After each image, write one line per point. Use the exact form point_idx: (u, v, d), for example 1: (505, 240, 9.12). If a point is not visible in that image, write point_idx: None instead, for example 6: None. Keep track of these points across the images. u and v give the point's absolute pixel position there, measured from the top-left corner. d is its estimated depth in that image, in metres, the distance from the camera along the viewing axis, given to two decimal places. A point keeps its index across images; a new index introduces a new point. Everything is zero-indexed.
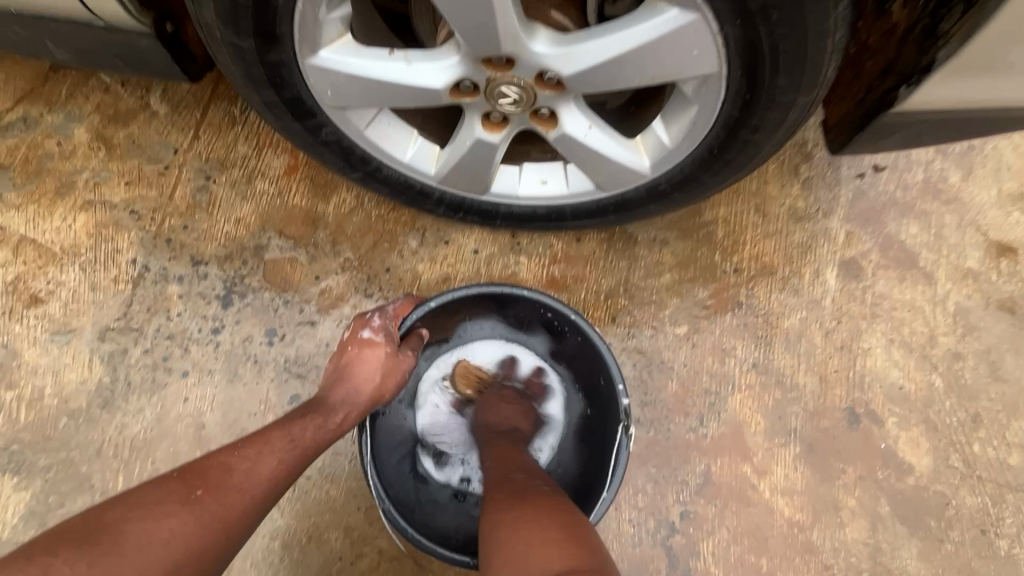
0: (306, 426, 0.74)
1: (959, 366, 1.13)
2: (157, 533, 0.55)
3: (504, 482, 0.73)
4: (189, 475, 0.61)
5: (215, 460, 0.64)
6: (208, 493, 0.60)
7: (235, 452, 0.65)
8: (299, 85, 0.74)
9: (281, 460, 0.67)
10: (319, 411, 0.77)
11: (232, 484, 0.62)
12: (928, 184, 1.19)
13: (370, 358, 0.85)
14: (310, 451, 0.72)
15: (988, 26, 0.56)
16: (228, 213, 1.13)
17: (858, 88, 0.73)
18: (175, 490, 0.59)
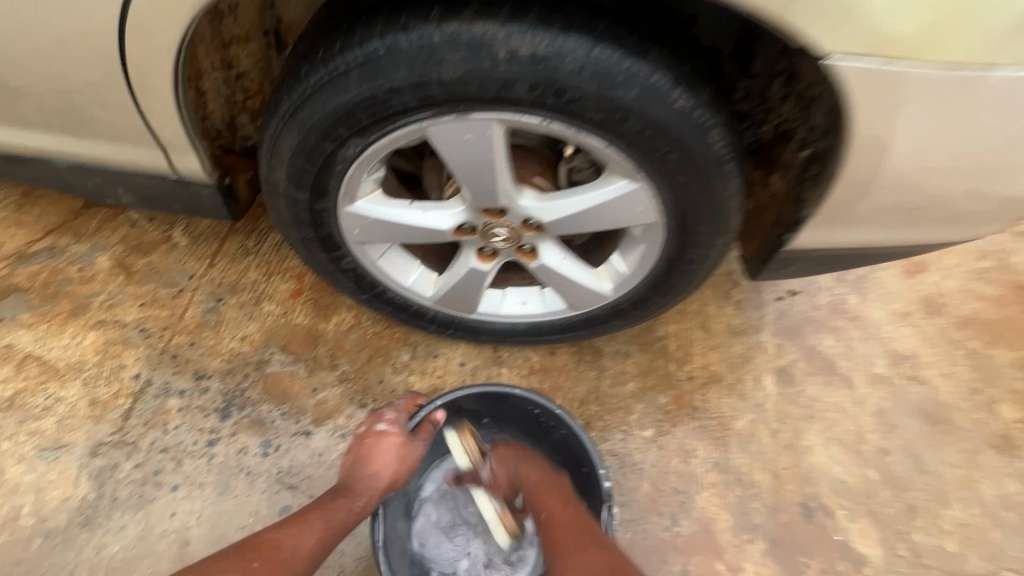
0: (341, 510, 0.89)
1: (888, 460, 1.29)
2: None
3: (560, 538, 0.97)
4: (246, 551, 0.77)
5: (266, 538, 0.80)
6: (261, 564, 0.75)
7: (279, 535, 0.80)
8: (333, 225, 0.93)
9: (319, 538, 0.83)
10: (345, 499, 0.91)
11: (279, 556, 0.77)
12: (834, 305, 1.45)
13: (386, 450, 0.97)
14: (340, 529, 0.87)
15: (828, 201, 0.79)
16: (235, 331, 1.23)
17: (761, 231, 0.97)
18: (235, 564, 0.74)
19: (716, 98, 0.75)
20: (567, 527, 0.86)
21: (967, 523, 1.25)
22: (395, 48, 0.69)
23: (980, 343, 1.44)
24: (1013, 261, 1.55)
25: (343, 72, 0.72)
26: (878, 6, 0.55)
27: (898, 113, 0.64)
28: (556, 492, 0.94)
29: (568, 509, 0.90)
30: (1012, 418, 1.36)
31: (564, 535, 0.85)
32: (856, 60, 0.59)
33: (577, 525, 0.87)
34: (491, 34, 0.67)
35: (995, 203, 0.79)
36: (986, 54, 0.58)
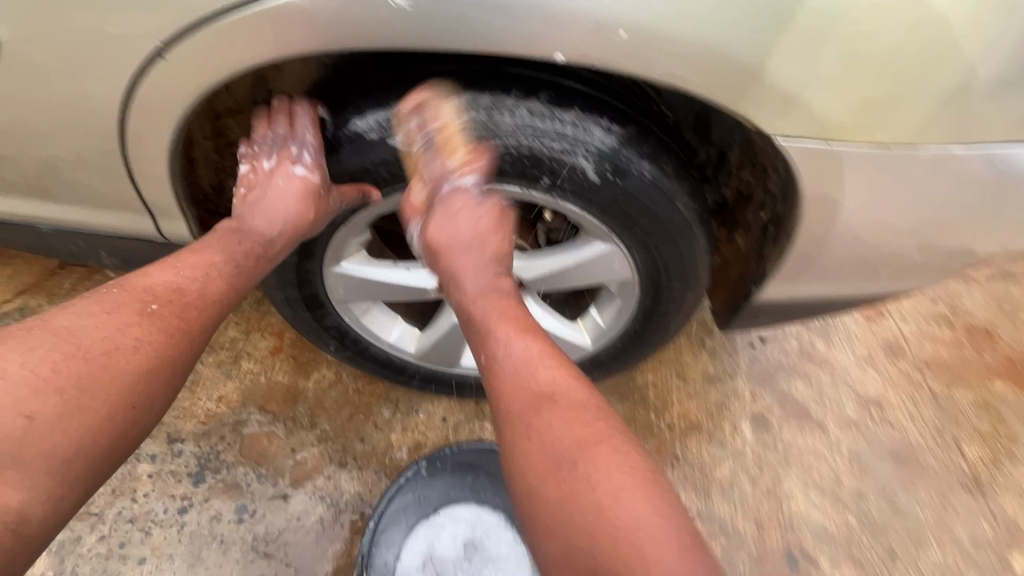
0: (218, 249, 0.80)
1: (865, 503, 1.32)
2: (117, 337, 0.66)
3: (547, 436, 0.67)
4: (137, 294, 0.70)
5: (160, 280, 0.73)
6: (160, 306, 0.70)
7: (177, 267, 0.75)
8: (318, 285, 0.96)
9: (225, 273, 0.78)
10: (237, 238, 0.82)
11: (183, 298, 0.72)
12: (803, 350, 1.51)
13: (288, 182, 0.86)
14: (247, 254, 0.81)
15: (788, 258, 0.85)
16: (212, 391, 1.21)
17: (729, 284, 1.02)
18: (127, 296, 0.70)
19: (682, 168, 0.81)
20: (554, 428, 0.66)
21: (945, 565, 1.27)
22: (385, 127, 0.76)
23: (940, 385, 1.51)
24: (963, 305, 1.65)
25: (337, 146, 0.79)
26: (819, 97, 0.62)
27: (842, 181, 0.71)
28: (537, 394, 0.69)
29: (536, 396, 0.69)
30: (977, 457, 1.41)
31: (570, 453, 0.64)
32: (801, 140, 0.66)
33: (529, 368, 0.72)
34: (474, 114, 0.73)
35: (940, 259, 0.86)
36: (916, 136, 0.66)
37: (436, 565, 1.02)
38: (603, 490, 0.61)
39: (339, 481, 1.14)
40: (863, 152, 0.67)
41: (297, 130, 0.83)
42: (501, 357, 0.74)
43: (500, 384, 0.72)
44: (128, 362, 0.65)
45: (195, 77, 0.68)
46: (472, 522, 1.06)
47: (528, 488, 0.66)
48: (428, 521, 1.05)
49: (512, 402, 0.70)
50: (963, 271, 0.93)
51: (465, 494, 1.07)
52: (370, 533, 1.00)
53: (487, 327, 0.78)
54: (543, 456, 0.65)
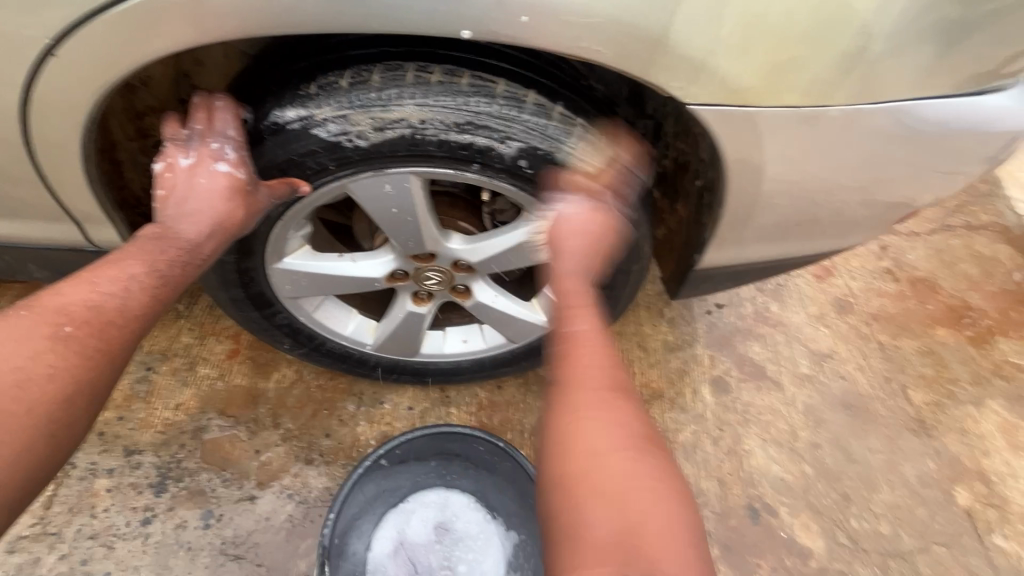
0: (140, 259, 0.74)
1: (820, 453, 1.38)
2: (30, 365, 0.62)
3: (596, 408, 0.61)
4: (48, 316, 0.66)
5: (76, 299, 0.68)
6: (76, 328, 0.66)
7: (94, 282, 0.70)
8: (264, 283, 0.94)
9: (150, 285, 0.73)
10: (165, 245, 0.76)
11: (101, 317, 0.68)
12: (758, 313, 1.56)
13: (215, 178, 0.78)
14: (173, 262, 0.76)
15: (722, 222, 0.88)
16: (169, 400, 1.18)
17: (673, 255, 1.05)
18: (39, 319, 0.66)
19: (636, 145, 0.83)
20: (625, 426, 0.60)
21: (896, 504, 1.34)
22: (307, 115, 0.75)
23: (887, 336, 1.58)
24: (906, 259, 1.73)
25: (259, 138, 0.78)
26: (725, 62, 0.64)
27: (761, 144, 0.74)
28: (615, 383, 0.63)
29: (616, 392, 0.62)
30: (922, 401, 1.50)
31: (634, 448, 0.59)
32: (714, 104, 0.68)
33: (610, 352, 0.65)
34: (396, 98, 0.73)
35: (864, 212, 0.91)
36: (821, 97, 0.69)
37: (408, 551, 1.02)
38: (662, 496, 0.57)
39: (306, 478, 1.14)
40: (776, 113, 0.70)
41: (215, 125, 0.78)
42: (581, 337, 0.65)
43: (579, 353, 0.64)
44: (43, 393, 0.62)
45: (94, 75, 0.66)
46: (441, 505, 1.07)
47: (568, 475, 0.59)
48: (398, 509, 1.06)
49: (591, 375, 0.63)
50: (889, 224, 0.98)
51: (434, 480, 1.09)
52: (330, 527, 0.97)
53: (567, 297, 0.69)
54: (607, 433, 0.59)
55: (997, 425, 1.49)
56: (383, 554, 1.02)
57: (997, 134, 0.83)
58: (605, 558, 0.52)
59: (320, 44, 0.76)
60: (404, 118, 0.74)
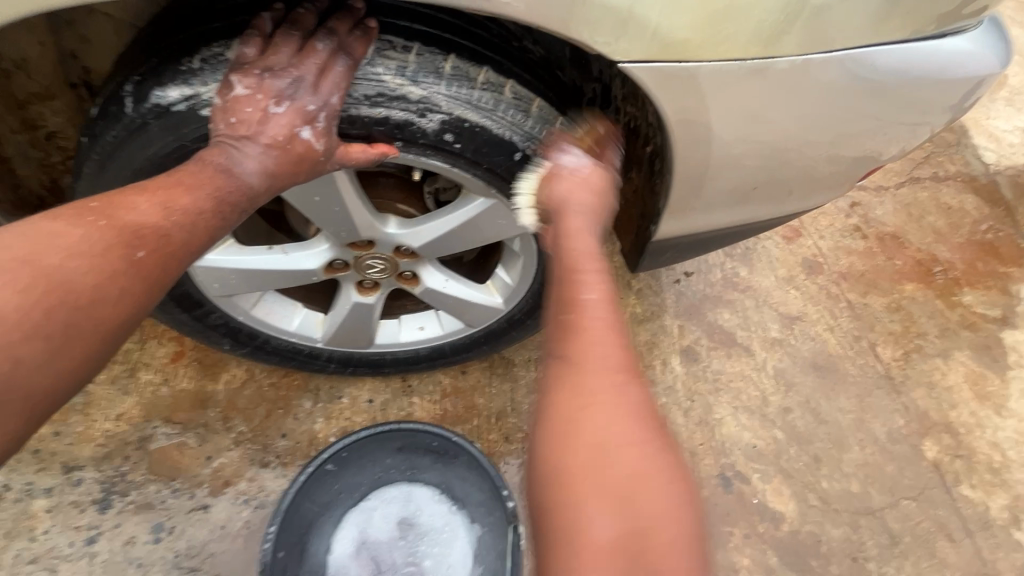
0: (201, 188, 0.63)
1: (791, 417, 1.37)
2: (107, 289, 0.56)
3: (605, 366, 0.53)
4: (125, 233, 0.58)
5: (151, 222, 0.60)
6: (151, 259, 0.59)
7: (168, 205, 0.61)
8: (188, 283, 0.87)
9: (216, 229, 0.64)
10: (228, 183, 0.64)
11: (170, 248, 0.61)
12: (726, 279, 1.53)
13: (273, 123, 0.64)
14: (239, 206, 0.66)
15: (673, 191, 0.83)
16: (109, 410, 1.11)
17: (630, 227, 0.99)
18: (109, 235, 0.57)
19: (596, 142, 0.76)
20: (642, 402, 0.52)
21: (866, 462, 1.35)
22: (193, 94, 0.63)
23: (856, 295, 1.57)
24: (874, 215, 1.71)
25: (140, 124, 0.64)
26: (651, 12, 0.60)
27: (704, 102, 0.70)
28: (629, 354, 0.54)
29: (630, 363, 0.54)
30: (890, 357, 1.49)
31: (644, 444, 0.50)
32: (645, 61, 0.64)
33: (617, 336, 0.54)
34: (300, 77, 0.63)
35: (824, 170, 0.86)
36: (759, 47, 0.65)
37: (371, 550, 0.99)
38: (671, 498, 0.49)
39: (263, 481, 1.09)
40: (713, 67, 0.66)
41: (267, 57, 0.63)
42: (589, 296, 0.56)
43: (585, 334, 0.54)
44: (104, 322, 0.56)
45: None
46: (402, 500, 1.03)
47: (579, 442, 0.49)
48: (359, 508, 1.02)
49: (600, 358, 0.53)
50: (853, 182, 0.94)
51: (395, 475, 1.05)
52: (272, 541, 0.93)
53: (569, 265, 0.59)
54: (617, 427, 0.50)
55: (963, 376, 1.50)
56: (343, 553, 0.99)
57: (959, 81, 0.78)
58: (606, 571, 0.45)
59: (205, 9, 0.65)
60: (314, 90, 0.64)
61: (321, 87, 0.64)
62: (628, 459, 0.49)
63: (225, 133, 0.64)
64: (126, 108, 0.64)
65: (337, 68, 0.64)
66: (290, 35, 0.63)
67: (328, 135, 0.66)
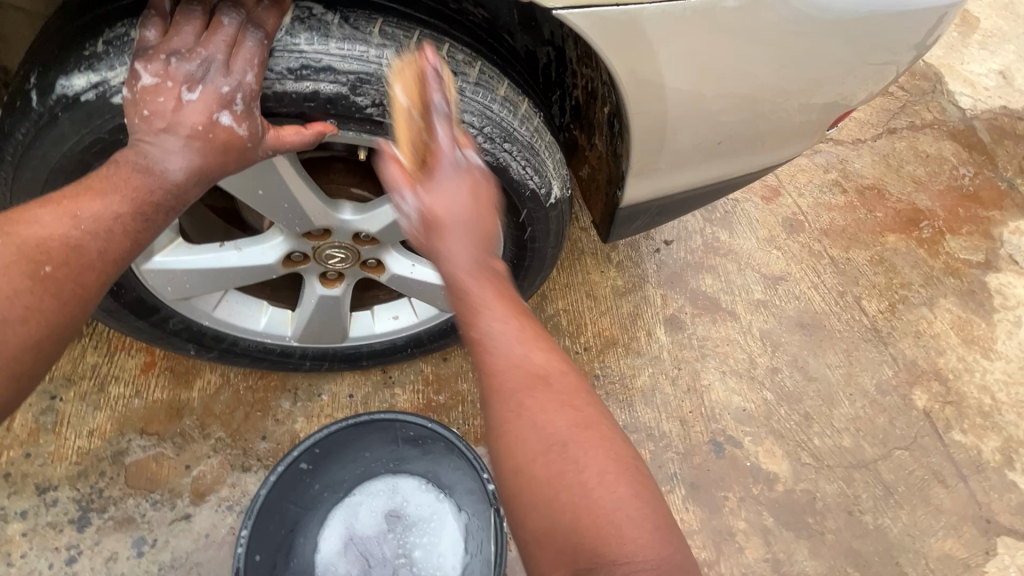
0: (115, 191, 0.59)
1: (780, 377, 1.36)
2: (11, 309, 0.53)
3: (504, 390, 0.56)
4: (27, 247, 0.55)
5: (55, 234, 0.56)
6: (59, 274, 0.56)
7: (76, 215, 0.58)
8: (139, 287, 0.84)
9: (132, 232, 0.60)
10: (148, 182, 0.60)
11: (82, 258, 0.57)
12: (707, 245, 1.50)
13: (188, 111, 0.59)
14: (162, 205, 0.61)
15: (634, 151, 0.79)
16: (80, 427, 1.08)
17: (597, 196, 0.95)
18: (10, 252, 0.54)
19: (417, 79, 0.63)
20: (528, 417, 0.54)
21: (857, 416, 1.34)
22: (99, 79, 0.59)
23: (838, 250, 1.55)
24: (852, 168, 1.68)
25: (50, 118, 0.61)
26: None
27: (655, 51, 0.66)
28: (521, 376, 0.56)
29: (525, 380, 0.56)
30: (876, 310, 1.48)
31: (558, 442, 0.53)
32: (586, 7, 0.60)
33: (517, 346, 0.57)
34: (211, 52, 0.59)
35: (793, 118, 0.83)
36: None
37: (359, 545, 0.97)
38: (592, 476, 0.52)
39: (245, 486, 1.06)
40: (658, 11, 0.63)
41: (171, 40, 0.59)
42: (481, 333, 0.57)
43: (486, 365, 0.57)
44: (18, 337, 0.53)
45: None
46: (387, 492, 1.01)
47: (507, 481, 0.55)
48: (344, 504, 1.00)
49: (500, 384, 0.56)
50: (822, 131, 0.91)
51: (379, 468, 1.03)
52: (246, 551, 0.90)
53: (465, 305, 0.58)
54: (532, 437, 0.54)
55: (950, 323, 1.49)
56: (330, 551, 0.97)
57: (920, 13, 0.76)
58: (557, 563, 0.51)
59: None
60: (228, 65, 0.59)
61: (234, 65, 0.59)
62: (533, 469, 0.53)
63: (142, 127, 0.60)
64: (33, 102, 0.61)
65: (248, 42, 0.59)
66: (192, 11, 0.59)
67: (250, 118, 0.61)
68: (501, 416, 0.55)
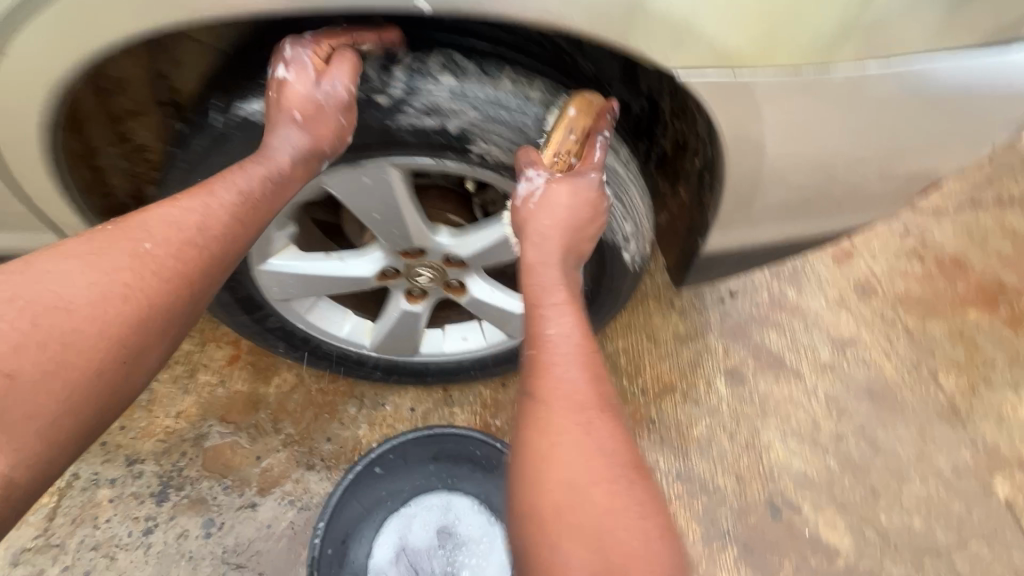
0: (230, 188, 0.68)
1: (845, 445, 1.31)
2: (113, 286, 0.60)
3: (573, 397, 0.63)
4: (131, 231, 0.63)
5: (155, 217, 0.65)
6: (156, 248, 0.63)
7: (176, 201, 0.66)
8: (251, 286, 0.93)
9: (225, 207, 0.67)
10: (254, 169, 0.70)
11: (183, 234, 0.64)
12: (774, 300, 1.48)
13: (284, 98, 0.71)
14: (263, 187, 0.70)
15: (723, 203, 0.82)
16: (169, 407, 1.17)
17: (675, 242, 0.98)
18: (117, 237, 0.63)
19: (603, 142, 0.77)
20: (598, 438, 0.61)
21: (929, 497, 1.27)
22: None
23: (914, 319, 1.49)
24: (932, 237, 1.62)
25: (226, 133, 0.76)
26: (709, 23, 0.61)
27: (758, 113, 0.70)
28: (591, 399, 0.63)
29: (594, 400, 0.63)
30: (954, 387, 1.41)
31: (618, 475, 0.60)
32: (699, 71, 0.65)
33: (587, 369, 0.65)
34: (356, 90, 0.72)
35: (883, 184, 0.84)
36: (817, 57, 0.66)
37: (409, 557, 1.00)
38: (640, 518, 0.58)
39: (308, 484, 1.12)
40: (769, 79, 0.67)
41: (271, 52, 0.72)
42: (552, 338, 0.66)
43: (549, 370, 0.65)
44: (116, 312, 0.59)
45: (59, 48, 0.61)
46: (441, 507, 1.04)
47: (559, 475, 0.60)
48: (399, 514, 1.03)
49: (567, 394, 0.63)
50: (910, 199, 0.91)
51: (436, 483, 1.05)
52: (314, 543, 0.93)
53: (543, 312, 0.69)
54: (592, 459, 0.60)
55: None
56: (382, 556, 1.00)
57: None
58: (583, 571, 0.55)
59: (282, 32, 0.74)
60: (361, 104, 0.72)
61: (297, 44, 0.69)
62: (582, 484, 0.59)
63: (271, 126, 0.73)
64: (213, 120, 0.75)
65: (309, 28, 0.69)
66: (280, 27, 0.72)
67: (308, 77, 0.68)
68: (569, 421, 0.61)
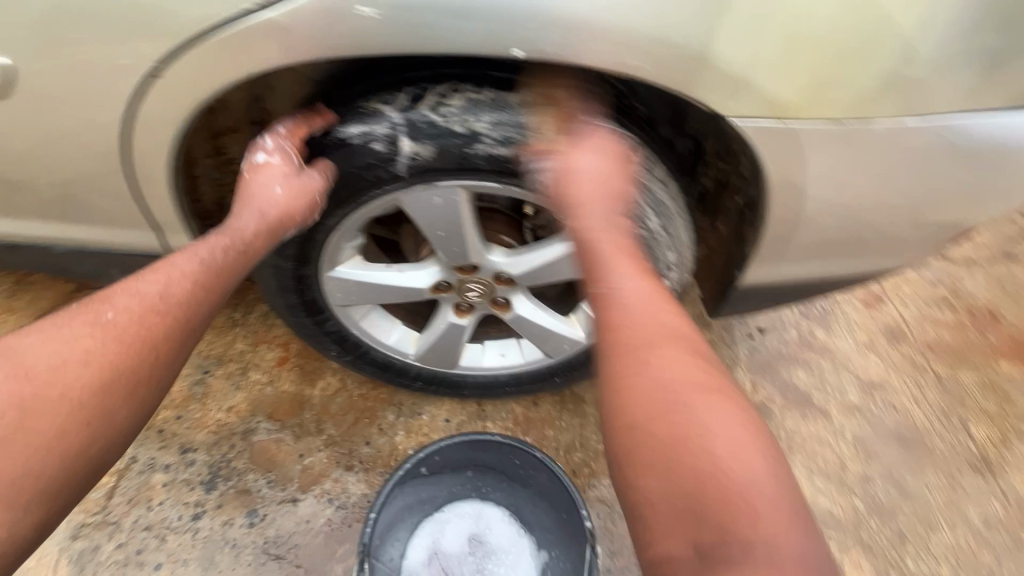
0: (190, 259, 0.78)
1: (872, 488, 1.31)
2: (86, 352, 0.67)
3: (639, 326, 0.70)
4: (94, 303, 0.71)
5: (125, 288, 0.73)
6: (109, 316, 0.69)
7: (140, 274, 0.75)
8: (316, 291, 1.01)
9: (188, 278, 0.75)
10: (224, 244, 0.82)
11: (145, 301, 0.72)
12: (802, 339, 1.51)
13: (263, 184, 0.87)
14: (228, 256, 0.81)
15: (763, 238, 0.87)
16: (222, 402, 1.24)
17: (712, 274, 1.03)
18: (78, 310, 0.70)
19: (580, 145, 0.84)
20: (670, 359, 0.67)
21: (958, 546, 1.26)
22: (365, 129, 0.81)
23: (945, 367, 1.50)
24: (963, 287, 1.64)
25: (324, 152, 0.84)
26: (764, 77, 0.69)
27: (802, 158, 0.76)
28: (656, 333, 0.69)
29: (666, 332, 0.69)
30: (985, 437, 1.40)
31: (701, 387, 0.65)
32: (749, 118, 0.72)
33: (660, 305, 0.72)
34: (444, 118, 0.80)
35: (917, 230, 0.89)
36: (858, 110, 0.72)
37: (441, 561, 1.04)
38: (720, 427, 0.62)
39: (346, 484, 1.17)
40: (814, 128, 0.73)
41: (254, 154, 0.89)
42: (622, 285, 0.73)
43: (613, 313, 0.72)
44: (85, 378, 0.65)
45: (199, 81, 0.72)
46: (472, 515, 1.08)
47: (630, 400, 0.66)
48: (432, 519, 1.08)
49: (635, 331, 0.70)
50: (943, 245, 0.96)
51: (469, 492, 1.10)
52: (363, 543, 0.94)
53: (614, 268, 0.76)
54: (663, 382, 0.65)
55: None
56: (415, 558, 1.04)
57: None
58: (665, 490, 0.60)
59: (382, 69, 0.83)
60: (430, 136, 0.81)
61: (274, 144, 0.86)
62: (654, 405, 0.64)
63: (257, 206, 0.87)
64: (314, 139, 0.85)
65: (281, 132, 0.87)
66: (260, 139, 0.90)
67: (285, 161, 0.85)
68: (635, 352, 0.68)
